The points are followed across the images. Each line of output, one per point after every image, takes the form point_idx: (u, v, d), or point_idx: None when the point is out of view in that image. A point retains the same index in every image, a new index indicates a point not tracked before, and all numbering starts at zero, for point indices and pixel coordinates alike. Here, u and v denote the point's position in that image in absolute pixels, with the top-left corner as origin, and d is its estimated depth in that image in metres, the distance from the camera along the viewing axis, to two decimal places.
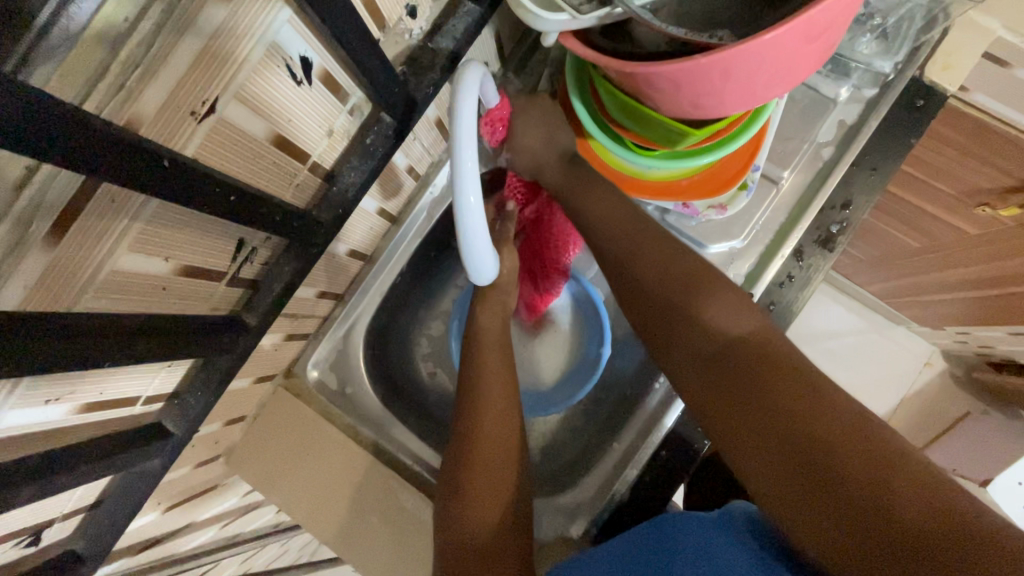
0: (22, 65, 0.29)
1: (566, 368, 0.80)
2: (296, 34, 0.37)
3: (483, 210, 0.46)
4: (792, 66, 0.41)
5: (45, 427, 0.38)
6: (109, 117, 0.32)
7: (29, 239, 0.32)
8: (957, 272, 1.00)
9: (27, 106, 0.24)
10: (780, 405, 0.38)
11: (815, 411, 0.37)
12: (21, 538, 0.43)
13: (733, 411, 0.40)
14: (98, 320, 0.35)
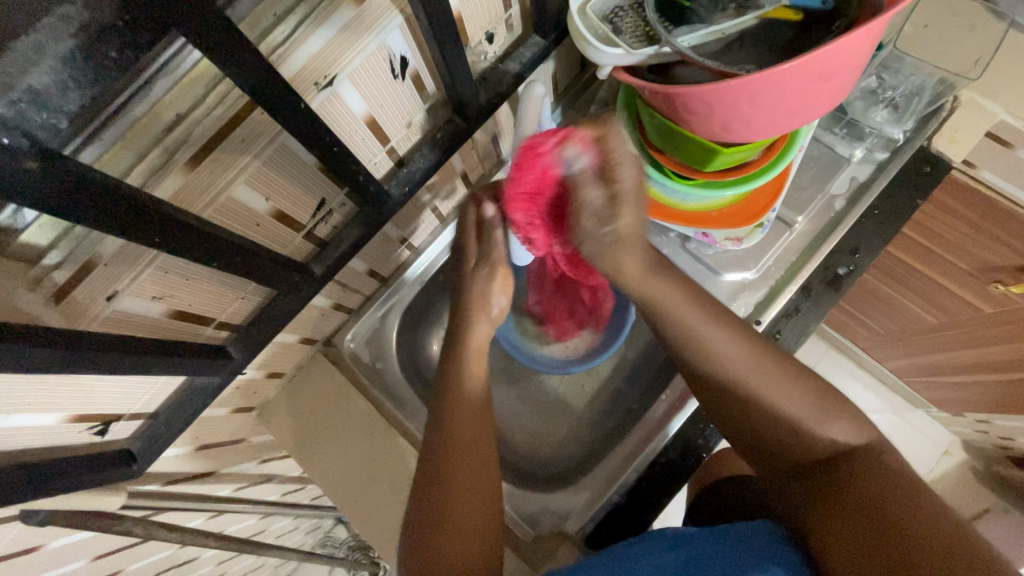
0: (230, 3, 0.40)
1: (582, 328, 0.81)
2: (402, 37, 0.47)
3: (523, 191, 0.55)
4: (807, 100, 0.48)
5: (143, 321, 0.46)
6: (272, 61, 0.41)
7: (175, 160, 0.41)
8: (971, 353, 1.00)
9: None
10: (877, 518, 0.44)
11: (907, 522, 0.42)
12: (92, 424, 0.49)
13: (844, 524, 0.46)
14: (231, 242, 0.43)
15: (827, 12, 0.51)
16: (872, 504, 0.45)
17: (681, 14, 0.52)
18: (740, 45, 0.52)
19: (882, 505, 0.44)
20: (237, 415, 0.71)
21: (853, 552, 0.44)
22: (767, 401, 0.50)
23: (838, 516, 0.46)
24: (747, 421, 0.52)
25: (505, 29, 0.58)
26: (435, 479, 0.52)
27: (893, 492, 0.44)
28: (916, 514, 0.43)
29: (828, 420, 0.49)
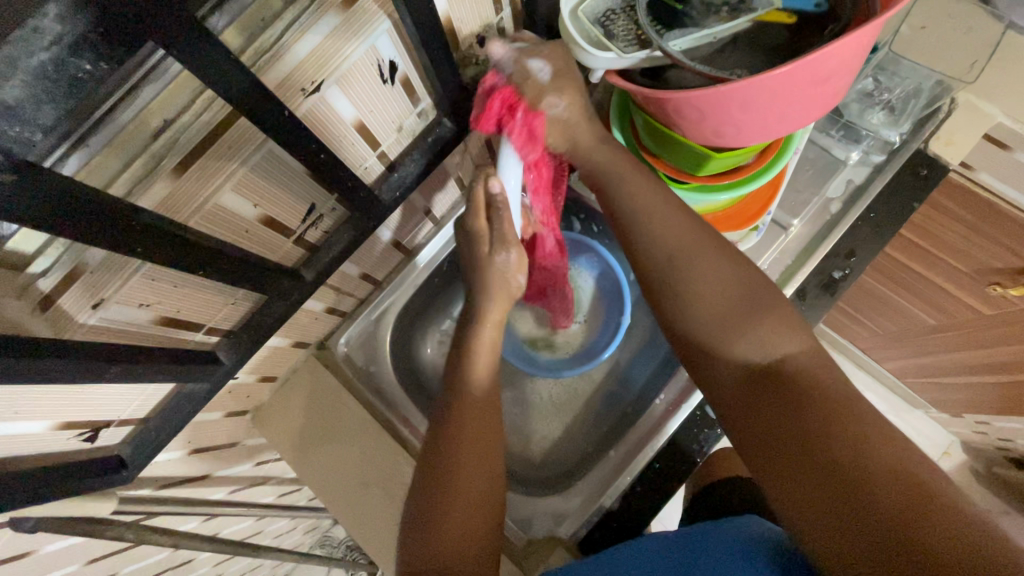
0: (213, 9, 0.38)
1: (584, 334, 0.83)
2: (390, 42, 0.47)
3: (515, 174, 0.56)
4: (798, 105, 0.48)
5: (130, 328, 0.46)
6: (256, 69, 0.40)
7: (160, 168, 0.40)
8: (969, 354, 0.99)
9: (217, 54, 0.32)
10: (809, 424, 0.41)
11: (838, 431, 0.39)
12: (82, 431, 0.49)
13: (773, 433, 0.42)
14: (215, 250, 0.43)
15: (819, 15, 0.50)
16: (803, 413, 0.41)
17: (673, 17, 0.52)
18: (732, 48, 0.51)
19: (815, 412, 0.41)
20: (231, 418, 0.71)
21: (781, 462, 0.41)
22: (706, 309, 0.49)
23: (767, 425, 0.43)
24: (692, 316, 0.51)
25: (497, 32, 0.58)
26: (436, 466, 0.52)
27: (830, 403, 0.41)
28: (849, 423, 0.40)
29: (763, 325, 0.47)
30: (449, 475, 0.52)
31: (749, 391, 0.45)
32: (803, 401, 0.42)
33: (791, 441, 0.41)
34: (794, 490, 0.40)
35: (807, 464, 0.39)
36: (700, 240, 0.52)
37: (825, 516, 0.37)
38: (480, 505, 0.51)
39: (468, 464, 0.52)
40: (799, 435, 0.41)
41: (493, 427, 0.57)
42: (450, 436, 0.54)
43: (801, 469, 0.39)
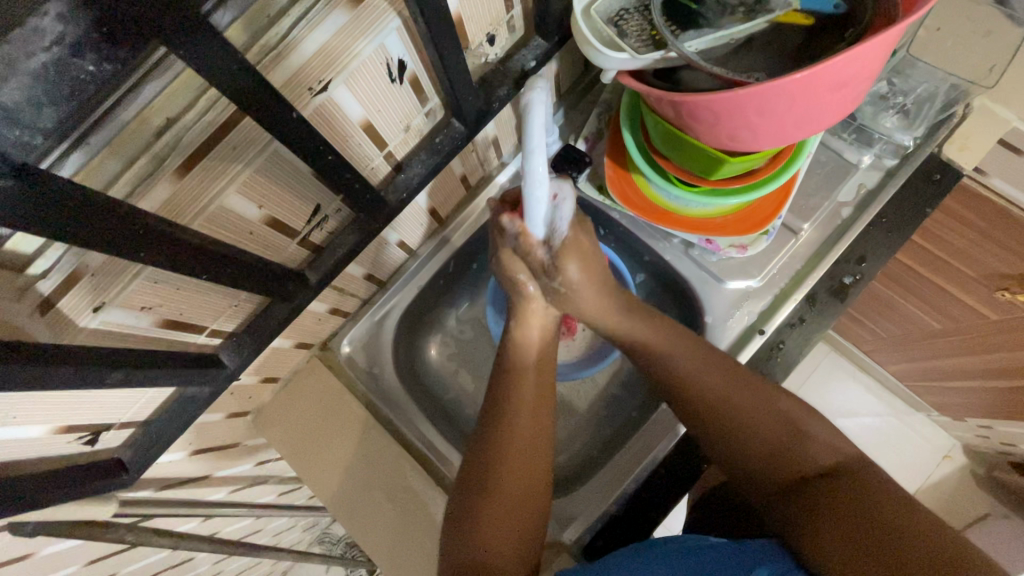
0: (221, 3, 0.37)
1: (589, 341, 0.82)
2: (399, 41, 0.46)
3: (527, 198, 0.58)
4: (819, 111, 0.47)
5: (133, 331, 0.45)
6: (262, 68, 0.39)
7: (163, 168, 0.39)
8: (975, 359, 0.98)
9: (224, 54, 0.31)
10: (870, 523, 0.44)
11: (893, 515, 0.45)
12: (81, 434, 0.48)
13: (836, 531, 0.45)
14: (221, 255, 0.42)
15: (838, 17, 0.49)
16: (857, 504, 0.46)
17: (688, 17, 0.51)
18: (748, 50, 0.50)
19: (874, 510, 0.45)
20: (233, 419, 0.70)
21: (843, 548, 0.44)
22: (753, 414, 0.54)
23: (831, 523, 0.46)
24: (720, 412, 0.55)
25: (507, 30, 0.57)
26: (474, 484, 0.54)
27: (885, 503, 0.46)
28: (910, 519, 0.44)
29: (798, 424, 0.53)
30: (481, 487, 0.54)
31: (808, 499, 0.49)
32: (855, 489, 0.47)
33: (853, 520, 0.45)
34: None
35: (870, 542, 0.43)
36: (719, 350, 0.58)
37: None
38: (507, 506, 0.53)
39: (501, 466, 0.54)
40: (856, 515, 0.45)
41: (499, 433, 0.56)
42: (482, 443, 0.57)
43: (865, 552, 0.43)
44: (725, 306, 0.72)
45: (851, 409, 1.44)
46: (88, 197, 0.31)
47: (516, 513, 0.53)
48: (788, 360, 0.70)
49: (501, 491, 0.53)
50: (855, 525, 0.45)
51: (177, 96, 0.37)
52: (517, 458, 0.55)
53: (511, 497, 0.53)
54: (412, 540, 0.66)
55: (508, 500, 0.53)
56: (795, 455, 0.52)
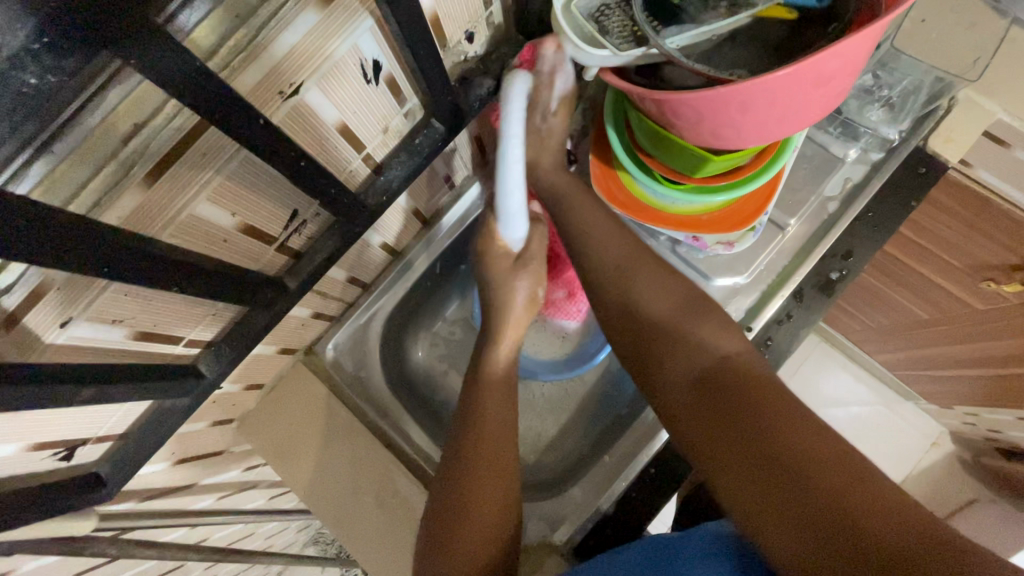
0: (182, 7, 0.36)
1: (579, 340, 0.82)
2: (373, 41, 0.45)
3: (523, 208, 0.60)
4: (799, 109, 0.46)
5: (104, 345, 0.44)
6: (227, 74, 0.37)
7: (129, 178, 0.38)
8: (961, 348, 0.98)
9: (179, 62, 0.29)
10: (760, 441, 0.42)
11: (791, 434, 0.41)
12: (56, 450, 0.47)
13: (728, 448, 0.43)
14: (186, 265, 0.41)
15: (822, 10, 0.48)
16: (749, 418, 0.43)
17: (670, 12, 0.50)
18: (730, 47, 0.49)
19: (763, 424, 0.42)
20: (217, 427, 0.69)
21: (733, 465, 0.42)
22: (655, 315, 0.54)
23: (726, 447, 0.43)
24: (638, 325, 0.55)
25: (486, 27, 0.55)
26: (455, 489, 0.53)
27: (774, 417, 0.43)
28: (800, 431, 0.42)
29: (708, 330, 0.51)
30: (463, 494, 0.53)
31: (711, 418, 0.45)
32: (754, 400, 0.44)
33: (750, 446, 0.42)
34: (757, 506, 0.40)
35: (763, 467, 0.41)
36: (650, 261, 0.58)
37: (792, 525, 0.38)
38: (491, 510, 0.52)
39: (479, 470, 0.54)
40: (754, 440, 0.42)
41: (486, 438, 0.56)
42: (464, 448, 0.56)
43: (757, 478, 0.41)
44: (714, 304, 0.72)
45: (840, 398, 1.45)
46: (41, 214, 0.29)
47: (494, 515, 0.52)
48: (775, 356, 0.69)
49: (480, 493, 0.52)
50: (748, 444, 0.42)
51: (139, 103, 0.36)
52: (501, 461, 0.55)
53: (494, 499, 0.53)
54: (399, 545, 0.65)
55: (495, 505, 0.52)
56: (695, 353, 0.50)
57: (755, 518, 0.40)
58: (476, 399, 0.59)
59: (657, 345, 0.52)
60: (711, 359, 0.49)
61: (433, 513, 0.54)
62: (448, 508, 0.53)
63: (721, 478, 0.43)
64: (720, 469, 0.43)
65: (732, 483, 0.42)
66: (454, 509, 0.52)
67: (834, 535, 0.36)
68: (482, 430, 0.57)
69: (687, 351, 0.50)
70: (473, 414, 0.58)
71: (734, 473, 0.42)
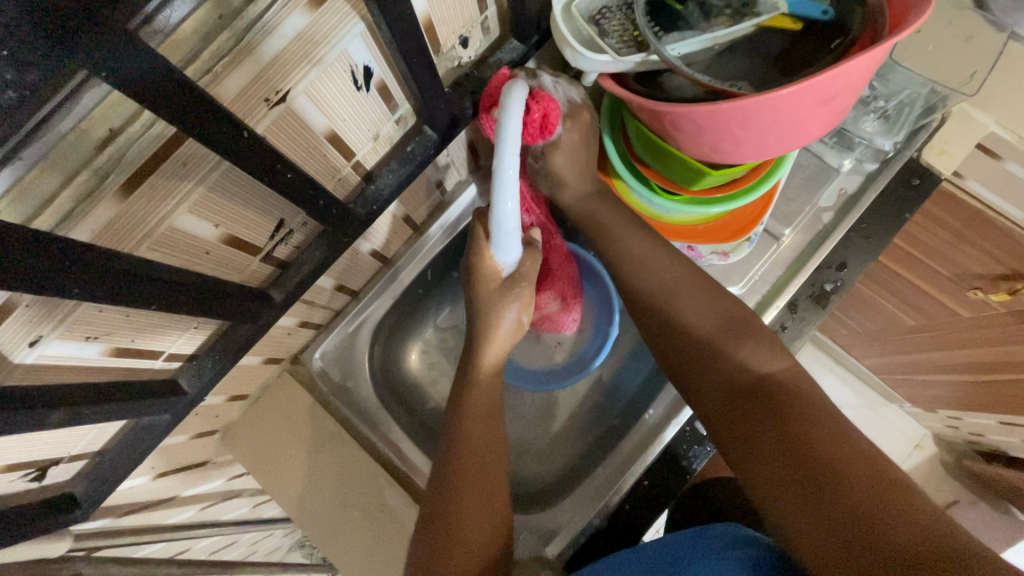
0: None
1: (574, 347, 0.81)
2: (364, 47, 0.43)
3: (517, 211, 0.53)
4: (806, 126, 0.45)
5: (78, 363, 0.42)
6: (207, 80, 0.35)
7: (102, 190, 0.35)
8: (946, 354, 0.98)
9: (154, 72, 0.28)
10: (791, 447, 0.43)
11: (840, 453, 0.41)
12: (28, 471, 0.45)
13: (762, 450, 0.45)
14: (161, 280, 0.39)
15: (826, 24, 0.48)
16: (796, 432, 0.44)
17: (670, 20, 0.49)
18: (732, 54, 0.48)
19: (794, 428, 0.44)
20: (199, 439, 0.67)
21: (776, 475, 0.43)
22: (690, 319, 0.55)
23: (771, 460, 0.44)
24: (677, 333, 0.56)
25: (481, 32, 0.54)
26: (442, 508, 0.52)
27: (808, 422, 0.44)
28: (845, 448, 0.42)
29: (753, 345, 0.51)
30: (452, 514, 0.51)
31: (745, 420, 0.47)
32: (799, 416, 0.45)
33: (795, 460, 0.43)
34: (790, 514, 0.42)
35: (807, 481, 0.41)
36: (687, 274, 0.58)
37: (819, 524, 0.40)
38: (482, 527, 0.51)
39: (467, 488, 0.53)
40: (801, 454, 0.42)
41: (478, 453, 0.55)
42: (453, 464, 0.55)
43: (803, 493, 0.41)
44: None
45: (827, 401, 1.46)
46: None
47: (485, 530, 0.51)
48: None
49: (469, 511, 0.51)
50: (781, 447, 0.44)
51: (111, 111, 0.34)
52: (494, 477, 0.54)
53: (482, 515, 0.52)
54: (386, 560, 0.64)
55: (487, 521, 0.52)
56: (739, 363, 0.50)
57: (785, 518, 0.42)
58: (468, 413, 0.57)
59: (699, 354, 0.53)
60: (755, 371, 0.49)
61: (425, 529, 0.52)
62: (442, 529, 0.51)
63: (763, 489, 0.44)
64: (750, 468, 0.46)
65: (762, 484, 0.44)
66: (444, 531, 0.51)
67: (857, 533, 0.38)
68: (473, 446, 0.56)
69: (718, 357, 0.52)
70: (461, 429, 0.57)
71: (776, 482, 0.43)
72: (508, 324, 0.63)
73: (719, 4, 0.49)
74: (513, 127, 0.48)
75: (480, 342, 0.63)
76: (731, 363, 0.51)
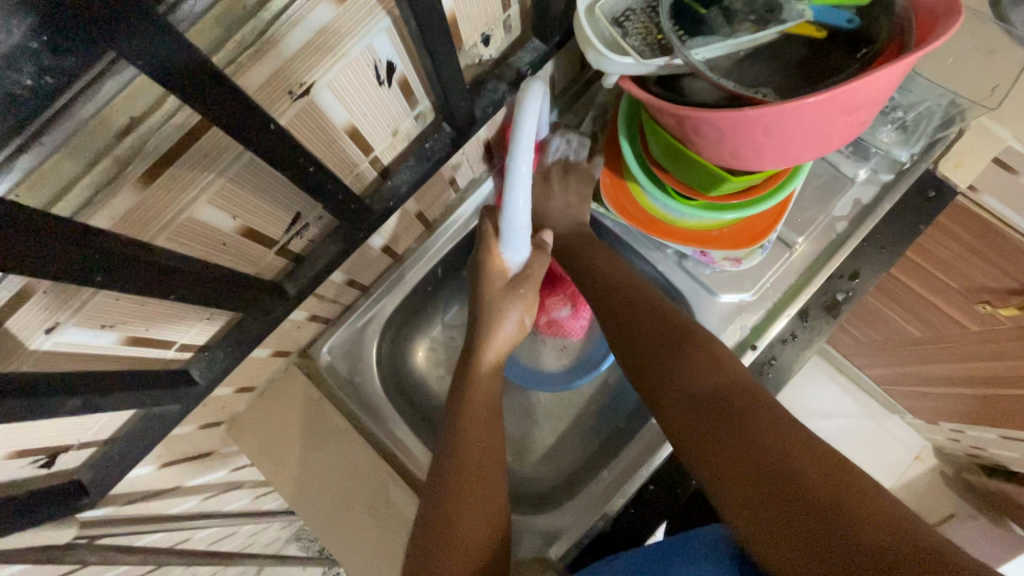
0: None
1: (579, 354, 0.81)
2: (388, 41, 0.42)
3: (528, 209, 0.54)
4: (821, 135, 0.45)
5: (93, 350, 0.42)
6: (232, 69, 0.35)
7: (123, 178, 0.35)
8: (953, 366, 0.98)
9: (186, 61, 0.27)
10: (748, 447, 0.43)
11: (793, 454, 0.41)
12: (37, 457, 0.45)
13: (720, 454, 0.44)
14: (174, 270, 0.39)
15: (851, 32, 0.47)
16: (749, 433, 0.44)
17: (695, 23, 0.48)
18: (755, 61, 0.48)
19: (752, 428, 0.44)
20: (206, 429, 0.67)
21: (729, 474, 0.43)
22: (661, 324, 0.57)
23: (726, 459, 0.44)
24: (646, 338, 0.57)
25: (503, 30, 0.53)
26: (442, 509, 0.51)
27: (765, 423, 0.44)
28: (798, 450, 0.42)
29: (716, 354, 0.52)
30: (448, 517, 0.50)
31: (702, 427, 0.47)
32: (755, 417, 0.45)
33: (753, 461, 0.42)
34: (745, 513, 0.41)
35: (762, 481, 0.41)
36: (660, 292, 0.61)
37: (780, 526, 0.39)
38: (486, 527, 0.51)
39: (475, 487, 0.53)
40: (756, 452, 0.43)
41: (485, 453, 0.55)
42: (459, 466, 0.54)
43: (756, 494, 0.41)
44: (719, 320, 0.71)
45: (826, 410, 1.43)
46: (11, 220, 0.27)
47: (489, 530, 0.51)
48: (778, 375, 0.69)
49: (470, 510, 0.51)
50: (737, 445, 0.44)
51: (135, 98, 0.33)
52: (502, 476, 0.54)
53: (489, 516, 0.52)
54: (390, 556, 0.64)
55: (494, 519, 0.52)
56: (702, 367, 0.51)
57: (745, 524, 0.41)
58: (479, 412, 0.58)
59: (665, 357, 0.54)
60: (718, 374, 0.50)
61: (423, 529, 0.51)
62: (439, 527, 0.50)
63: (717, 488, 0.44)
64: (709, 470, 0.45)
65: (717, 484, 0.44)
66: (438, 531, 0.49)
67: (818, 531, 0.37)
68: (482, 444, 0.56)
69: (682, 362, 0.53)
70: (469, 428, 0.57)
71: (729, 482, 0.43)
72: (511, 326, 0.64)
73: (743, 9, 0.49)
74: (530, 130, 0.49)
75: (491, 341, 0.63)
76: (698, 370, 0.51)
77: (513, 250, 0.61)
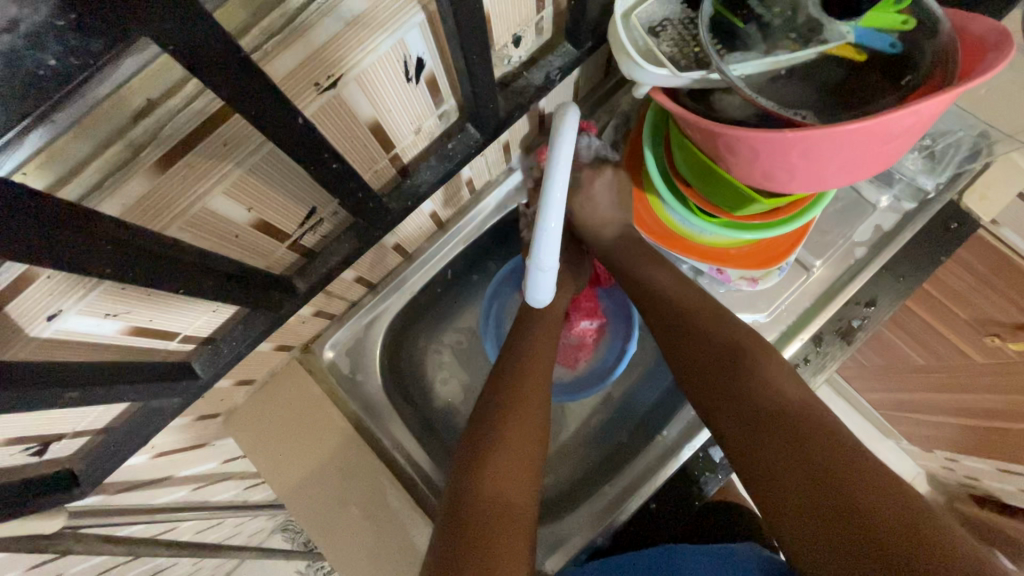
0: None
1: (591, 360, 0.80)
2: (420, 37, 0.41)
3: (559, 234, 0.49)
4: (858, 162, 0.44)
5: (95, 339, 0.40)
6: (259, 57, 0.33)
7: (137, 162, 0.33)
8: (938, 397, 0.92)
9: (218, 45, 0.26)
10: (808, 464, 0.46)
11: (845, 464, 0.45)
12: (29, 445, 0.43)
13: (755, 455, 0.49)
14: (183, 259, 0.37)
15: (894, 57, 0.46)
16: (830, 455, 0.46)
17: (734, 37, 0.47)
18: (794, 81, 0.46)
19: (802, 441, 0.47)
20: (202, 421, 0.65)
21: (811, 491, 0.45)
22: (706, 323, 0.58)
23: (803, 476, 0.46)
24: (687, 335, 0.59)
25: (535, 32, 0.52)
26: (463, 524, 0.49)
27: (792, 424, 0.49)
28: (798, 423, 0.49)
29: (772, 366, 0.53)
30: (463, 540, 0.47)
31: (762, 442, 0.49)
32: (807, 431, 0.48)
33: (794, 463, 0.47)
34: (799, 524, 0.45)
35: (838, 505, 0.43)
36: (694, 292, 0.61)
37: (817, 532, 0.43)
38: (507, 535, 0.48)
39: (479, 497, 0.51)
40: (829, 477, 0.45)
41: (485, 462, 0.54)
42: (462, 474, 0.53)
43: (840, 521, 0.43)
44: None
45: None
46: (25, 207, 0.26)
47: (508, 543, 0.48)
48: None
49: (477, 520, 0.49)
50: (811, 469, 0.46)
51: (154, 79, 0.31)
52: (504, 487, 0.52)
53: (499, 548, 0.47)
54: (386, 560, 0.62)
55: (506, 528, 0.49)
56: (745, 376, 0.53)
57: (788, 530, 0.45)
58: (487, 420, 0.57)
59: (704, 352, 0.57)
60: (766, 388, 0.52)
61: (439, 546, 0.48)
62: (456, 542, 0.48)
63: (780, 504, 0.46)
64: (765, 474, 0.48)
65: (780, 489, 0.47)
66: (456, 541, 0.47)
67: (864, 545, 0.41)
68: (487, 455, 0.54)
69: (732, 367, 0.54)
70: (480, 441, 0.56)
71: (803, 496, 0.45)
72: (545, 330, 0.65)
73: (783, 26, 0.47)
74: (566, 146, 0.47)
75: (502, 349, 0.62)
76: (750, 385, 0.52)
77: (539, 286, 0.54)
